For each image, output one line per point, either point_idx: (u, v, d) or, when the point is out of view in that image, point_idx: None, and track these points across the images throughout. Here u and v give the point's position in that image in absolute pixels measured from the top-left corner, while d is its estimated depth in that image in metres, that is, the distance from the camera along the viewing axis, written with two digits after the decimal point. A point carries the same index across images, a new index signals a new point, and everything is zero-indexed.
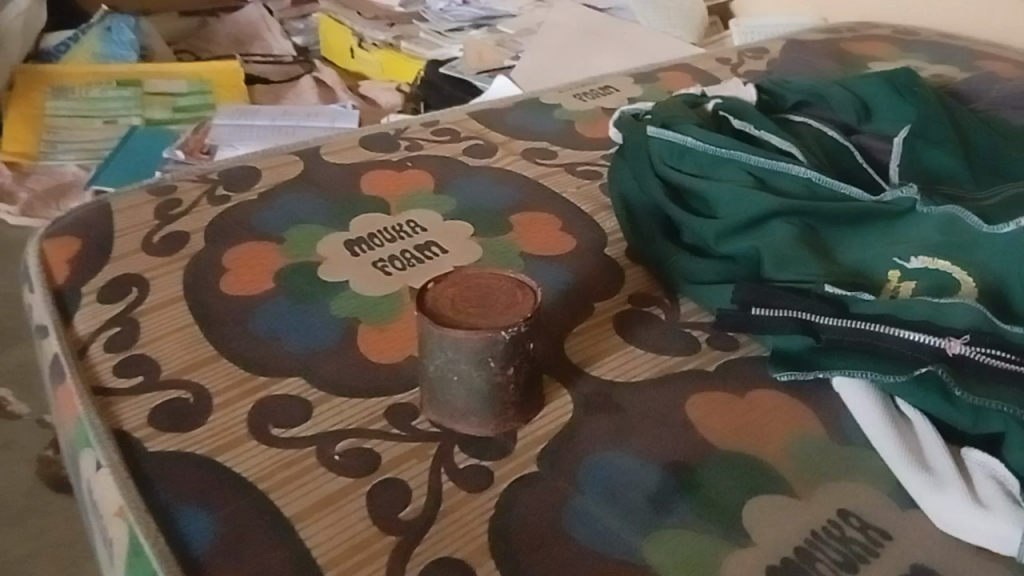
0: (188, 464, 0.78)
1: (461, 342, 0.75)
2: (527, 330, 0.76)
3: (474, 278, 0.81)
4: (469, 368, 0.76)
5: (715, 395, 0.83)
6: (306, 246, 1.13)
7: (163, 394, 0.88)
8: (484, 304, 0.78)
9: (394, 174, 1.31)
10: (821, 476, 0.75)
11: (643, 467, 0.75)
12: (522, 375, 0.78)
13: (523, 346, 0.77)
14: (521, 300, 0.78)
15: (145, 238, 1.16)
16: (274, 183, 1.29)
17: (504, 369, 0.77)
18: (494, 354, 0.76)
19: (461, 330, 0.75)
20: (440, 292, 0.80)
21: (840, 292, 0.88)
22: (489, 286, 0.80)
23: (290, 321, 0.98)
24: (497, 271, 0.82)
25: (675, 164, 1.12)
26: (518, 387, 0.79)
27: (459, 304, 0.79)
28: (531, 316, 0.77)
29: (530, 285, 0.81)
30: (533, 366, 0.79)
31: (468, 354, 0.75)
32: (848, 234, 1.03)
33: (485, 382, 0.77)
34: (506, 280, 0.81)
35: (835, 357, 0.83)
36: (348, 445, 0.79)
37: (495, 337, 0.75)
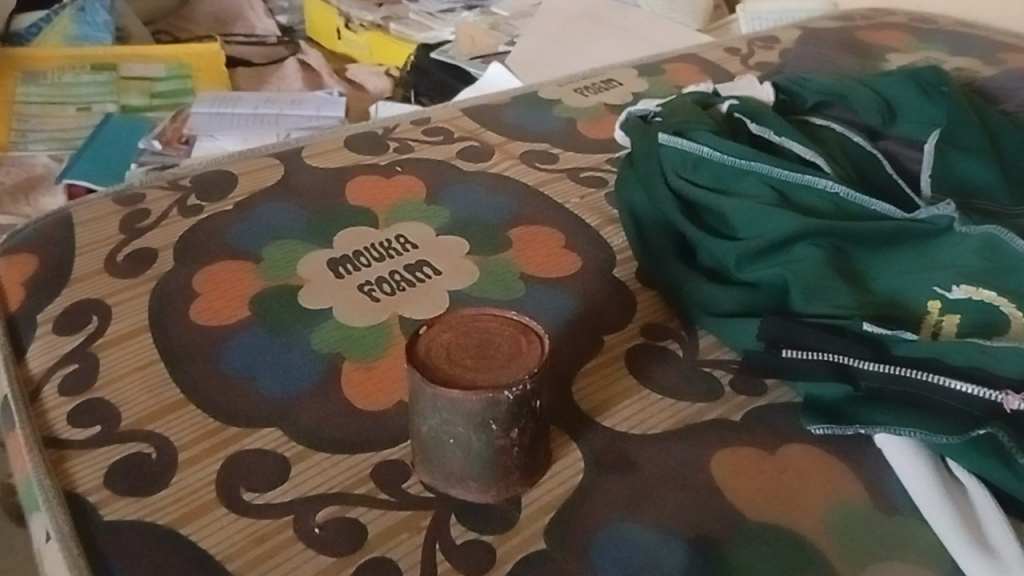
0: (148, 537, 0.69)
1: (457, 403, 0.65)
2: (533, 387, 0.67)
3: (473, 321, 0.71)
4: (467, 432, 0.67)
5: (743, 451, 0.74)
6: (285, 267, 1.02)
7: (121, 448, 0.78)
8: (485, 356, 0.69)
9: (382, 180, 1.21)
10: (865, 552, 0.66)
11: (665, 543, 0.66)
12: (528, 437, 0.69)
13: (528, 405, 0.67)
14: (526, 351, 0.69)
15: (108, 256, 1.06)
16: (250, 191, 1.19)
17: (508, 432, 0.67)
18: (495, 416, 0.66)
19: (458, 390, 0.65)
20: (433, 340, 0.70)
21: (879, 330, 0.79)
22: (489, 331, 0.70)
23: (266, 358, 0.88)
24: (498, 313, 0.72)
25: (689, 176, 1.02)
26: (523, 449, 0.69)
27: (456, 356, 0.69)
28: (538, 371, 0.67)
29: (536, 331, 0.71)
30: (540, 425, 0.70)
31: (466, 417, 0.66)
32: (880, 257, 0.93)
33: (485, 446, 0.68)
34: (509, 324, 0.71)
35: (878, 409, 0.74)
36: (330, 515, 0.70)
37: (497, 398, 0.65)
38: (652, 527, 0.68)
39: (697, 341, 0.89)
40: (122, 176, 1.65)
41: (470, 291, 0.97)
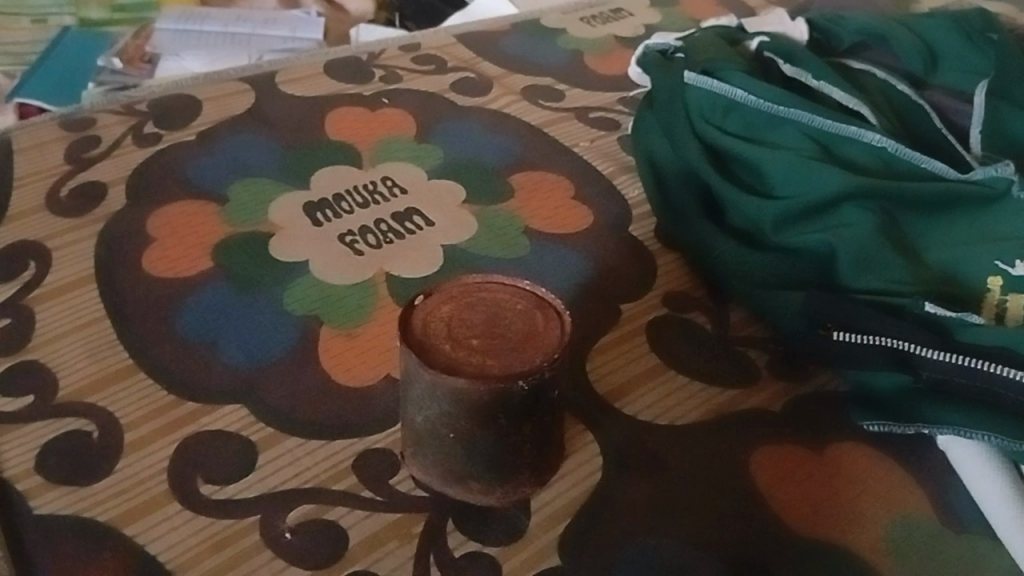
0: (86, 538, 0.58)
1: (462, 394, 0.55)
2: (551, 376, 0.56)
3: (478, 293, 0.60)
4: (474, 427, 0.56)
5: (787, 451, 0.65)
6: (255, 211, 0.90)
7: (57, 425, 0.66)
8: (494, 335, 0.57)
9: (366, 113, 1.07)
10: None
11: (703, 564, 0.58)
12: (546, 430, 0.59)
13: (545, 395, 0.57)
14: (544, 330, 0.58)
15: (49, 191, 0.93)
16: (215, 120, 1.04)
17: (521, 428, 0.57)
18: (506, 408, 0.56)
19: (462, 379, 0.54)
20: (432, 314, 0.58)
21: (942, 312, 0.68)
22: (498, 305, 0.59)
23: (229, 319, 0.76)
24: (510, 284, 0.61)
25: (718, 123, 0.89)
26: (539, 446, 0.59)
27: (459, 335, 0.57)
28: (559, 355, 0.56)
29: (555, 305, 0.60)
30: (558, 416, 0.60)
31: (472, 410, 0.56)
32: (931, 224, 0.82)
33: (495, 444, 0.57)
34: (522, 296, 0.60)
35: (944, 405, 0.64)
36: (305, 514, 0.60)
37: (510, 389, 0.55)
38: (686, 543, 0.59)
39: (726, 314, 0.79)
40: (79, 95, 1.48)
41: (468, 247, 0.86)
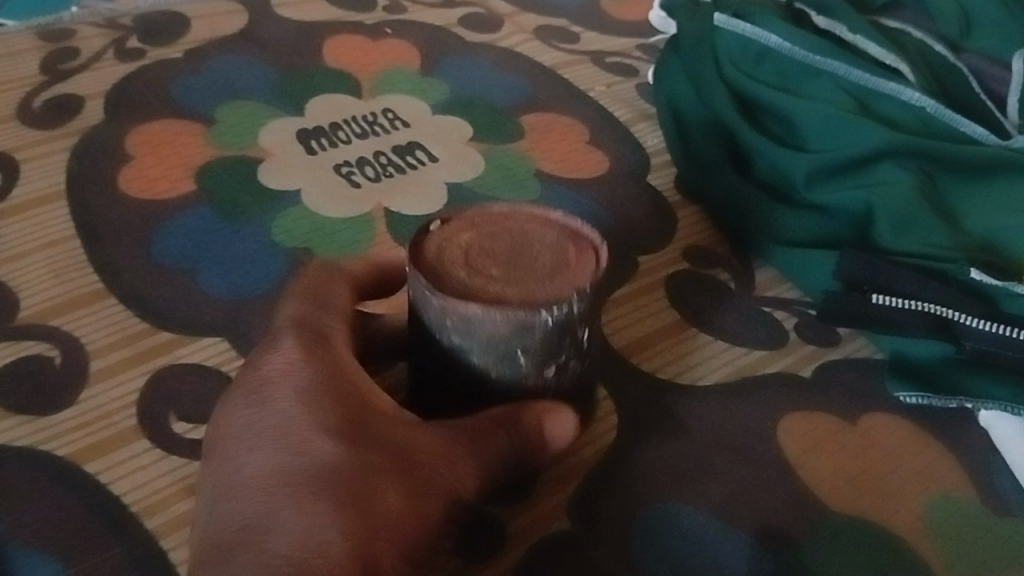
0: (39, 472, 0.55)
1: (475, 324, 0.49)
2: (580, 312, 0.50)
3: (505, 226, 0.54)
4: (489, 365, 0.51)
5: (817, 420, 0.61)
6: (245, 134, 0.83)
7: (15, 347, 0.62)
8: (518, 265, 0.51)
9: (366, 43, 0.97)
10: (973, 559, 0.54)
11: (726, 536, 0.54)
12: (571, 376, 0.53)
13: (573, 333, 0.50)
14: (577, 263, 0.51)
15: (21, 101, 0.85)
16: (205, 39, 0.95)
17: (544, 369, 0.51)
18: (529, 342, 0.50)
19: (475, 305, 0.48)
20: (451, 242, 0.52)
21: (988, 280, 0.62)
22: (527, 237, 0.53)
23: (212, 246, 0.71)
24: (543, 216, 0.54)
25: (749, 70, 0.80)
26: (559, 391, 0.53)
27: (479, 264, 0.51)
28: (590, 289, 0.50)
29: (591, 241, 0.53)
30: (585, 362, 0.54)
31: (489, 346, 0.50)
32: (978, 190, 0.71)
33: (514, 385, 0.52)
34: (556, 229, 0.54)
35: (986, 378, 0.61)
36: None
37: (532, 321, 0.48)
38: (708, 514, 0.55)
39: (752, 271, 0.73)
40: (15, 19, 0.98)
41: (473, 186, 0.79)
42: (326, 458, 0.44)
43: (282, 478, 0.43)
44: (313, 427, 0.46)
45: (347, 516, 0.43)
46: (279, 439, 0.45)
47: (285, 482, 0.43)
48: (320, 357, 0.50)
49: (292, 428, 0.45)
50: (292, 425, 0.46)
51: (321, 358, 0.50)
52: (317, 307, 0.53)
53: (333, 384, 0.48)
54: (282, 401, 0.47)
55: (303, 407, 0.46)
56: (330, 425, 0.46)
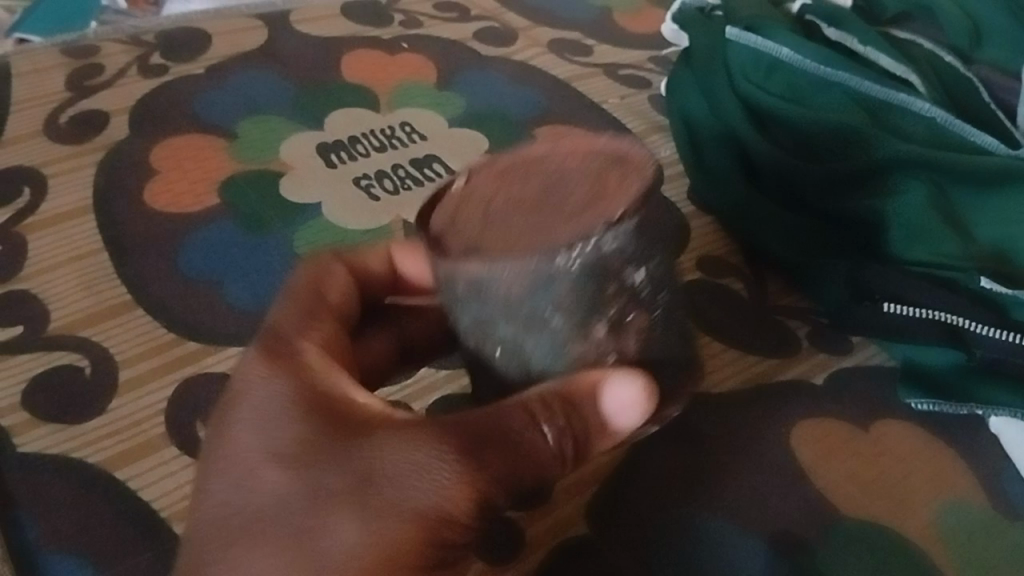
0: (73, 480, 0.57)
1: (481, 288, 0.39)
2: (619, 249, 0.38)
3: (543, 167, 0.43)
4: (517, 334, 0.40)
5: (831, 427, 0.63)
6: (266, 148, 0.85)
7: (46, 358, 0.65)
8: (546, 208, 0.41)
9: (384, 58, 0.99)
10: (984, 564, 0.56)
11: (742, 541, 0.55)
12: (638, 336, 0.40)
13: (620, 278, 0.38)
14: (614, 189, 0.40)
15: (48, 117, 0.88)
16: (226, 54, 0.97)
17: (592, 333, 0.39)
18: (557, 300, 0.38)
19: (477, 262, 0.39)
20: (475, 194, 0.43)
21: (999, 289, 0.64)
22: (564, 177, 0.42)
23: (236, 257, 0.73)
24: (588, 143, 0.43)
25: (760, 82, 0.82)
26: (625, 356, 0.40)
27: (500, 214, 0.42)
28: (633, 216, 0.38)
29: (644, 167, 0.41)
30: (656, 319, 0.40)
31: (510, 315, 0.39)
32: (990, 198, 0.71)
33: (560, 353, 0.40)
34: (597, 162, 0.42)
35: (998, 386, 0.63)
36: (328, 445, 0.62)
37: (554, 270, 0.37)
38: (725, 518, 0.56)
39: (765, 279, 0.74)
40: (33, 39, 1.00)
41: None
42: (272, 490, 0.41)
43: (227, 510, 0.41)
44: (266, 454, 0.42)
45: (284, 554, 0.39)
46: (233, 464, 0.42)
47: (230, 515, 0.41)
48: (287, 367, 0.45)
49: (248, 453, 0.42)
50: (249, 447, 0.42)
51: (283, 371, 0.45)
52: (309, 299, 0.50)
53: (291, 407, 0.44)
54: (240, 423, 0.44)
55: (260, 428, 0.43)
56: (281, 453, 0.42)
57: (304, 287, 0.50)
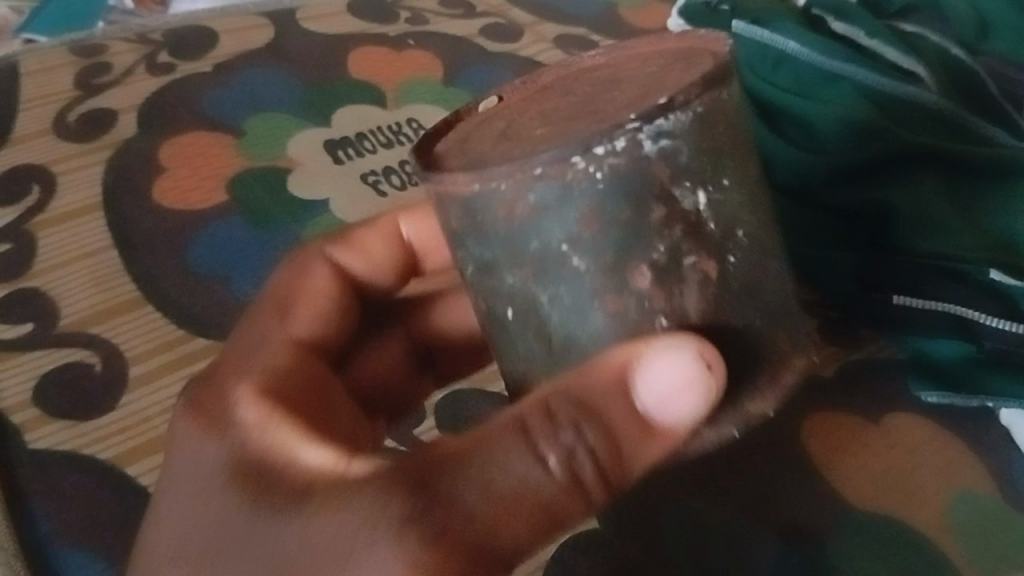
0: (84, 475, 0.60)
1: (482, 208, 0.40)
2: (663, 154, 0.38)
3: (600, 72, 0.47)
4: (528, 282, 0.41)
5: (840, 419, 0.64)
6: (273, 144, 0.85)
7: (54, 356, 0.67)
8: (580, 118, 0.43)
9: (390, 54, 0.98)
10: (988, 555, 0.57)
11: (753, 535, 0.57)
12: (699, 304, 0.41)
13: (667, 198, 0.39)
14: (686, 76, 0.42)
15: (57, 114, 0.88)
16: (233, 51, 0.96)
17: (630, 283, 0.40)
18: (577, 223, 0.39)
19: (477, 179, 0.39)
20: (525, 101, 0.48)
21: (1009, 280, 0.63)
22: (626, 73, 0.46)
23: (242, 254, 0.74)
24: (651, 43, 0.47)
25: (767, 75, 0.81)
26: (681, 321, 0.41)
27: (551, 118, 0.45)
28: (687, 118, 0.39)
29: (715, 52, 0.45)
30: (736, 279, 0.41)
31: (516, 248, 0.40)
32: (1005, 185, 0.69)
33: (587, 313, 0.41)
34: (666, 54, 0.47)
35: (1005, 377, 0.63)
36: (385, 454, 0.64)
37: (570, 176, 0.38)
38: (738, 513, 0.58)
39: None
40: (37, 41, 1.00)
41: None
42: None
43: None
44: (184, 546, 0.44)
45: None
46: (157, 555, 0.45)
47: None
48: (210, 436, 0.46)
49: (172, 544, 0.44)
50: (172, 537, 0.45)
51: (203, 447, 0.46)
52: (274, 317, 0.53)
53: (217, 478, 0.44)
54: (169, 509, 0.45)
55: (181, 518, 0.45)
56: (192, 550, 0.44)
57: (284, 291, 0.56)
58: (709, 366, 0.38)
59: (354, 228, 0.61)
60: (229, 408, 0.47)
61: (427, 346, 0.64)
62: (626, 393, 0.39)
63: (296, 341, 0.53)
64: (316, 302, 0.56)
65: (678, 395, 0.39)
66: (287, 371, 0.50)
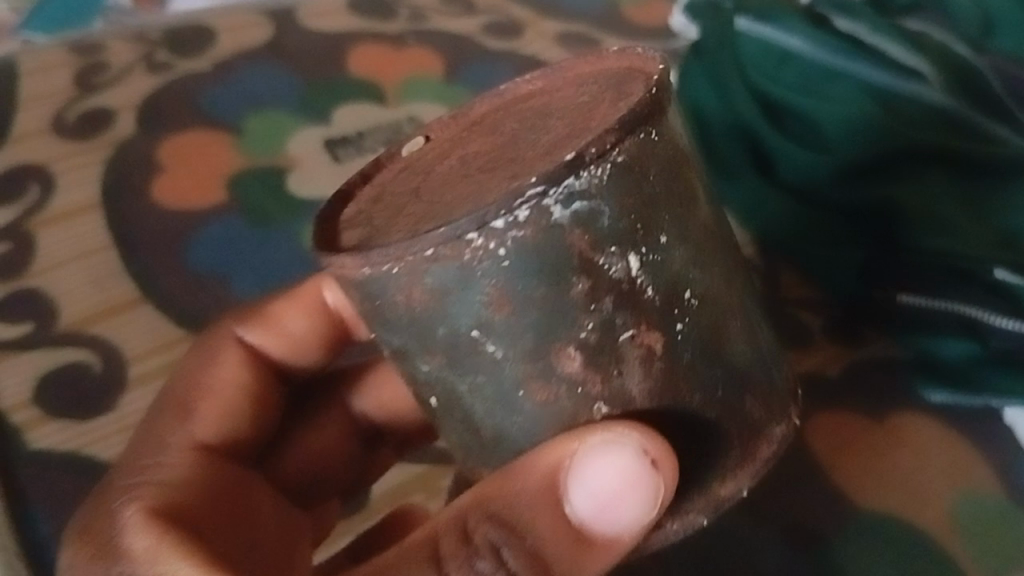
0: (83, 475, 0.61)
1: (379, 292, 0.37)
2: (584, 214, 0.35)
3: (536, 101, 0.44)
4: (443, 369, 0.39)
5: (844, 419, 0.64)
6: (273, 143, 0.85)
7: (55, 355, 0.68)
8: (505, 161, 0.41)
9: (388, 51, 0.95)
10: (988, 557, 0.57)
11: (758, 532, 0.58)
12: (642, 383, 0.38)
13: (592, 267, 0.36)
14: (612, 115, 0.38)
15: (56, 113, 0.88)
16: (232, 49, 0.94)
17: (557, 370, 0.37)
18: (484, 307, 0.36)
19: (363, 265, 0.37)
20: (453, 138, 0.45)
21: (1015, 279, 0.63)
22: (555, 105, 0.43)
23: (242, 253, 0.74)
24: (584, 63, 0.44)
25: (772, 73, 0.80)
26: (626, 407, 0.39)
27: (472, 164, 0.42)
28: (606, 171, 0.35)
29: (649, 74, 0.40)
30: (689, 347, 0.39)
31: (423, 335, 0.38)
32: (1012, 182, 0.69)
33: (514, 408, 0.39)
34: (603, 77, 0.43)
35: (1008, 373, 0.63)
36: (395, 488, 0.67)
37: (468, 257, 0.35)
38: (746, 516, 0.59)
39: (777, 272, 0.74)
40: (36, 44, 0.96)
41: None
42: None
43: None
44: None
45: None
46: None
47: None
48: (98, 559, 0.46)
49: None
50: None
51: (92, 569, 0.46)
52: (179, 410, 0.54)
53: None
54: None
55: None
56: None
57: (185, 377, 0.56)
58: (655, 462, 0.37)
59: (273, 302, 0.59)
60: (117, 536, 0.46)
61: (366, 424, 0.63)
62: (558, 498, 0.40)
63: (200, 446, 0.53)
64: (223, 396, 0.56)
65: (623, 492, 0.39)
66: (190, 485, 0.51)
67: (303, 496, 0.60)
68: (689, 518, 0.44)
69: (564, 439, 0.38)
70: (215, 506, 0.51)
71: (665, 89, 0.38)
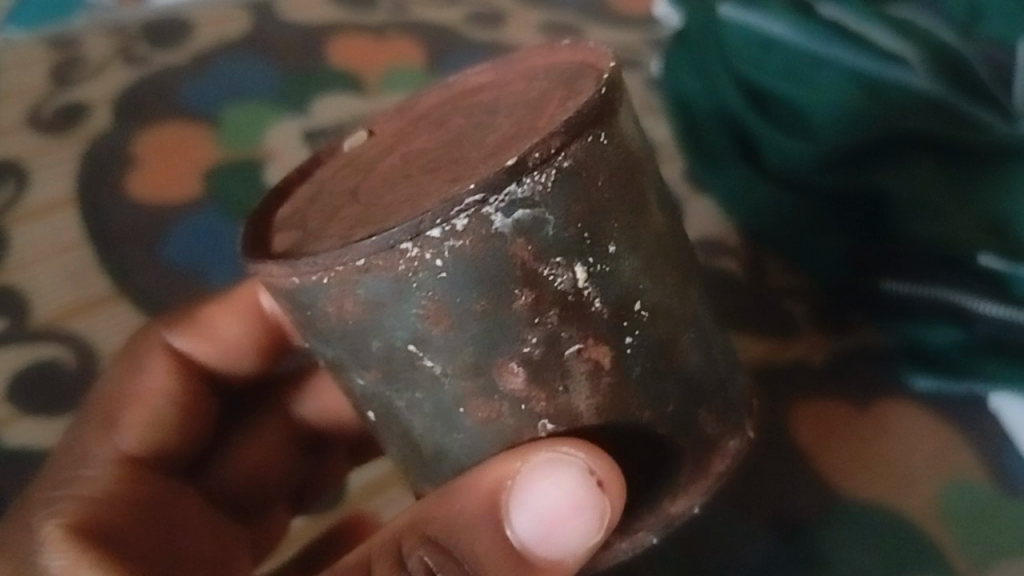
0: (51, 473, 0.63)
1: (311, 301, 0.38)
2: (525, 227, 0.36)
3: (483, 93, 0.45)
4: (379, 384, 0.40)
5: (828, 408, 0.64)
6: (250, 136, 0.84)
7: (29, 353, 0.69)
8: (456, 155, 0.41)
9: (368, 45, 0.92)
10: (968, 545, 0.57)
11: (737, 527, 0.59)
12: (589, 399, 0.39)
13: (535, 279, 0.37)
14: (559, 117, 0.38)
15: (32, 106, 0.87)
16: (210, 40, 0.92)
17: (500, 388, 0.38)
18: (421, 320, 0.37)
19: (293, 274, 0.38)
20: (401, 133, 0.46)
21: (1001, 265, 0.63)
22: (507, 101, 0.43)
23: (215, 249, 0.74)
24: (536, 54, 0.44)
25: (755, 57, 0.75)
26: (570, 423, 0.39)
27: (418, 159, 0.43)
28: (551, 176, 0.36)
29: (602, 70, 0.40)
30: (637, 361, 0.39)
31: (357, 349, 0.39)
32: (1000, 168, 0.65)
33: (454, 424, 0.40)
34: (552, 72, 0.43)
35: (996, 359, 0.63)
36: (369, 486, 0.66)
37: (401, 270, 0.36)
38: (721, 508, 0.59)
39: (760, 263, 0.73)
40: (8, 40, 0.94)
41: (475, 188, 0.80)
42: None
43: None
44: None
45: None
46: None
47: None
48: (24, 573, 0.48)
49: None
50: None
51: None
52: (115, 422, 0.56)
53: None
54: None
55: None
56: None
57: (123, 390, 0.57)
58: (600, 482, 0.39)
59: (202, 307, 0.60)
60: (39, 552, 0.48)
61: (312, 431, 0.66)
62: (498, 518, 0.41)
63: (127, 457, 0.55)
64: (152, 403, 0.58)
65: (567, 514, 0.40)
66: (121, 503, 0.53)
67: (245, 510, 0.63)
68: (638, 538, 0.45)
69: (506, 458, 0.40)
70: (144, 517, 0.53)
71: (616, 91, 0.38)
